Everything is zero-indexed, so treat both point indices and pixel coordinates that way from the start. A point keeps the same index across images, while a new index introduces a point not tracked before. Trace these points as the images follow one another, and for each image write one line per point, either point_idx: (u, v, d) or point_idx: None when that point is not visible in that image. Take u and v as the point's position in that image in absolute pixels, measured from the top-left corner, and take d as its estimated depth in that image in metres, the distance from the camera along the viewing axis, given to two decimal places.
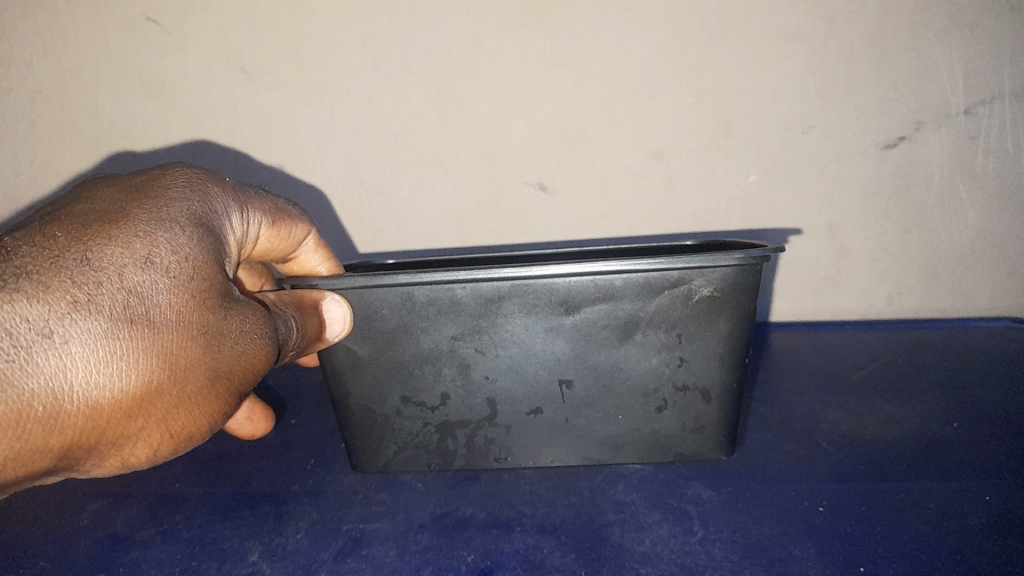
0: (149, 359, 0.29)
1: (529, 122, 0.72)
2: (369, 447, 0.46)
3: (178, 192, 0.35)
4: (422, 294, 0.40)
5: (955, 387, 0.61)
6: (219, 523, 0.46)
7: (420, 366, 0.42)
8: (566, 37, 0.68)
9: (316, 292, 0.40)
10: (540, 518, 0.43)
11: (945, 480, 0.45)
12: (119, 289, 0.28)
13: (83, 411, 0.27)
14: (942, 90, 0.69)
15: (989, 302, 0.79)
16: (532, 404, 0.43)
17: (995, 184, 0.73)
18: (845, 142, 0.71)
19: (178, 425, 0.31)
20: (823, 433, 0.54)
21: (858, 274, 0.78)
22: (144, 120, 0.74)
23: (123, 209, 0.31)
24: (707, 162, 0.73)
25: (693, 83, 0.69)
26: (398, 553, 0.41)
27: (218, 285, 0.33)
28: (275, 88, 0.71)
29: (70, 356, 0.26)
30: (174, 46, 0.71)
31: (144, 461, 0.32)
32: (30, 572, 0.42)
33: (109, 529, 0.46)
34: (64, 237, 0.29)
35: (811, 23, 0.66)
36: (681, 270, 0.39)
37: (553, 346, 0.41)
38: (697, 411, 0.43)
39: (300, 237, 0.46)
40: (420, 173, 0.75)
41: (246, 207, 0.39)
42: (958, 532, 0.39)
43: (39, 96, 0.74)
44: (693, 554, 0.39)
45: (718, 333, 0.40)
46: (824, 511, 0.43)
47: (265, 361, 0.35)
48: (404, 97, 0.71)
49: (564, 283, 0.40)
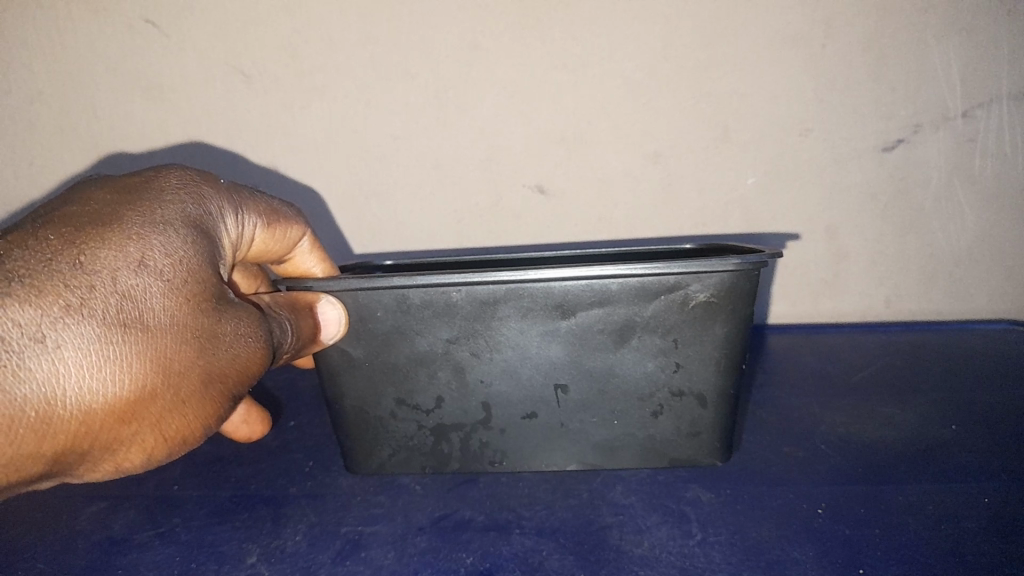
0: (143, 363, 0.29)
1: (529, 125, 0.72)
2: (364, 448, 0.46)
3: (172, 194, 0.35)
4: (417, 297, 0.40)
5: (953, 389, 0.61)
6: (217, 525, 0.46)
7: (415, 368, 0.42)
8: (565, 39, 0.68)
9: (310, 294, 0.40)
10: (539, 521, 0.43)
11: (943, 482, 0.46)
12: (112, 293, 0.28)
13: (76, 415, 0.27)
14: (940, 92, 0.69)
15: (987, 304, 0.79)
16: (527, 408, 0.43)
17: (994, 186, 0.73)
18: (845, 146, 0.71)
19: (173, 429, 0.31)
20: (824, 434, 0.54)
21: (857, 277, 0.78)
22: (144, 122, 0.74)
23: (117, 211, 0.31)
24: (707, 165, 0.72)
25: (693, 87, 0.69)
26: (397, 556, 0.41)
27: (212, 287, 0.33)
28: (274, 90, 0.71)
29: (63, 360, 0.26)
30: (172, 47, 0.70)
31: (138, 466, 0.31)
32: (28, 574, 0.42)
33: (107, 531, 0.46)
34: (58, 241, 0.29)
35: (810, 27, 0.66)
36: (678, 276, 0.39)
37: (549, 350, 0.41)
38: (693, 416, 0.43)
39: (295, 238, 0.46)
40: (419, 176, 0.74)
41: (241, 208, 0.39)
42: (955, 534, 0.40)
43: (38, 98, 0.73)
44: (691, 557, 0.39)
45: (714, 338, 0.40)
46: (823, 512, 0.43)
47: (259, 365, 0.35)
48: (404, 98, 0.71)
49: (559, 287, 0.40)
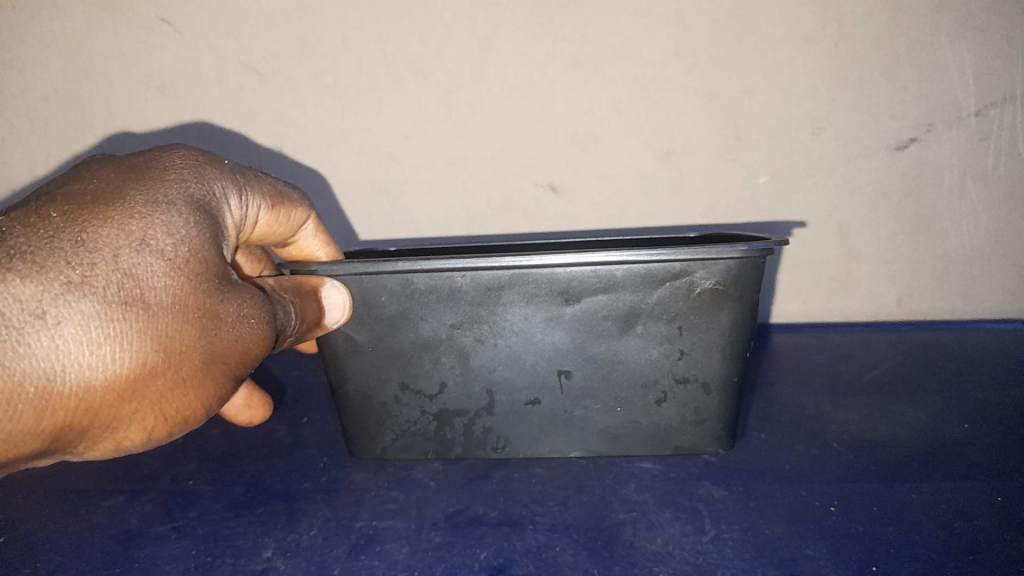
0: (143, 341, 0.29)
1: (540, 123, 0.71)
2: (367, 434, 0.46)
3: (175, 174, 0.34)
4: (422, 281, 0.40)
5: (967, 389, 0.61)
6: (232, 519, 0.46)
7: (420, 354, 0.42)
8: (574, 37, 0.68)
9: (315, 277, 0.40)
10: (552, 517, 0.43)
11: (956, 480, 0.45)
12: (113, 270, 0.28)
13: (76, 392, 0.27)
14: (952, 91, 0.68)
15: (1000, 305, 0.78)
16: (531, 394, 0.43)
17: (1007, 185, 0.72)
18: (857, 146, 0.71)
19: (173, 408, 0.31)
20: (834, 433, 0.53)
21: (869, 276, 0.77)
22: (158, 120, 0.74)
23: (119, 189, 0.31)
24: (718, 166, 0.72)
25: (703, 88, 0.69)
26: (411, 551, 0.40)
27: (214, 267, 0.33)
28: (287, 89, 0.71)
29: (63, 336, 0.26)
30: (186, 45, 0.71)
31: (139, 445, 0.32)
32: (46, 568, 0.42)
33: (123, 525, 0.46)
34: (59, 218, 0.29)
35: (821, 25, 0.66)
36: (684, 262, 0.39)
37: (552, 336, 0.41)
38: (697, 404, 0.43)
39: (299, 221, 0.46)
40: (430, 173, 0.74)
41: (245, 189, 0.39)
42: (969, 532, 0.39)
43: (55, 98, 0.74)
44: (704, 553, 0.39)
45: (720, 325, 0.40)
46: (835, 511, 0.42)
47: (262, 347, 0.35)
48: (413, 96, 0.71)
49: (565, 273, 0.40)
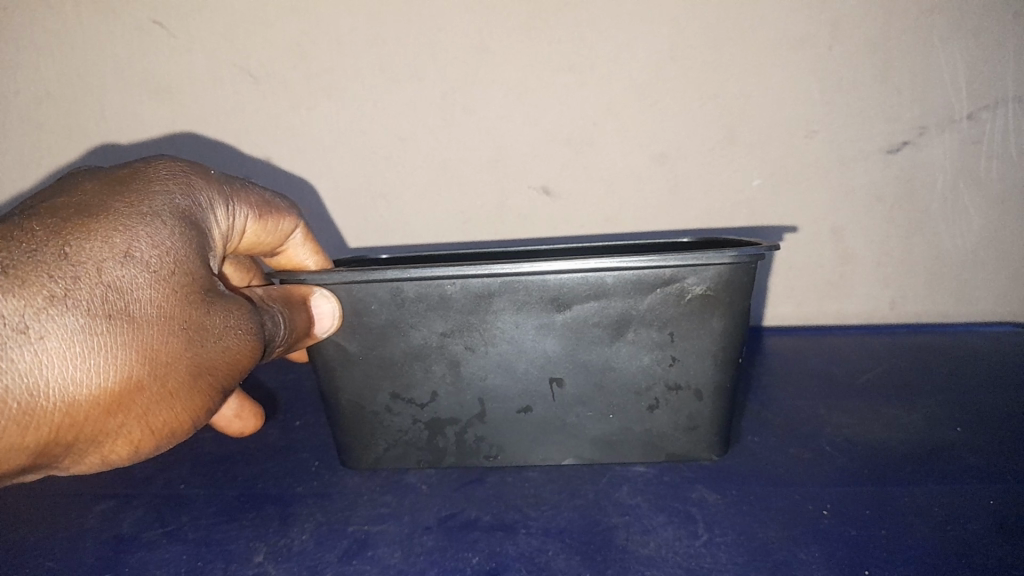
0: (129, 354, 0.28)
1: (535, 126, 0.71)
2: (360, 443, 0.46)
3: (161, 185, 0.34)
4: (411, 290, 0.40)
5: (960, 392, 0.61)
6: (225, 524, 0.46)
7: (410, 362, 0.42)
8: (570, 40, 0.68)
9: (304, 287, 0.39)
10: (545, 521, 0.42)
11: (949, 483, 0.45)
12: (97, 284, 0.28)
13: (61, 407, 0.27)
14: (945, 95, 0.69)
15: (994, 307, 0.79)
16: (522, 402, 0.43)
17: (1000, 189, 0.72)
18: (852, 147, 0.71)
19: (160, 421, 0.31)
20: (829, 436, 0.53)
21: (863, 278, 0.77)
22: (151, 122, 0.74)
23: (103, 202, 0.31)
24: (710, 168, 0.72)
25: (698, 90, 0.69)
26: (403, 555, 0.40)
27: (201, 279, 0.33)
28: (281, 91, 0.71)
29: (46, 351, 0.26)
30: (179, 47, 0.70)
31: (127, 458, 0.31)
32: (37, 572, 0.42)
33: (115, 530, 0.46)
34: (42, 231, 0.28)
35: (815, 27, 0.66)
36: (673, 268, 0.39)
37: (544, 343, 0.41)
38: (690, 410, 0.43)
39: (287, 230, 0.46)
40: (425, 177, 0.74)
41: (232, 199, 0.39)
42: (962, 536, 0.39)
43: (47, 100, 0.74)
44: (697, 557, 0.39)
45: (711, 330, 0.40)
46: (828, 515, 0.42)
47: (251, 357, 0.34)
48: (408, 100, 0.71)
49: (555, 280, 0.39)
